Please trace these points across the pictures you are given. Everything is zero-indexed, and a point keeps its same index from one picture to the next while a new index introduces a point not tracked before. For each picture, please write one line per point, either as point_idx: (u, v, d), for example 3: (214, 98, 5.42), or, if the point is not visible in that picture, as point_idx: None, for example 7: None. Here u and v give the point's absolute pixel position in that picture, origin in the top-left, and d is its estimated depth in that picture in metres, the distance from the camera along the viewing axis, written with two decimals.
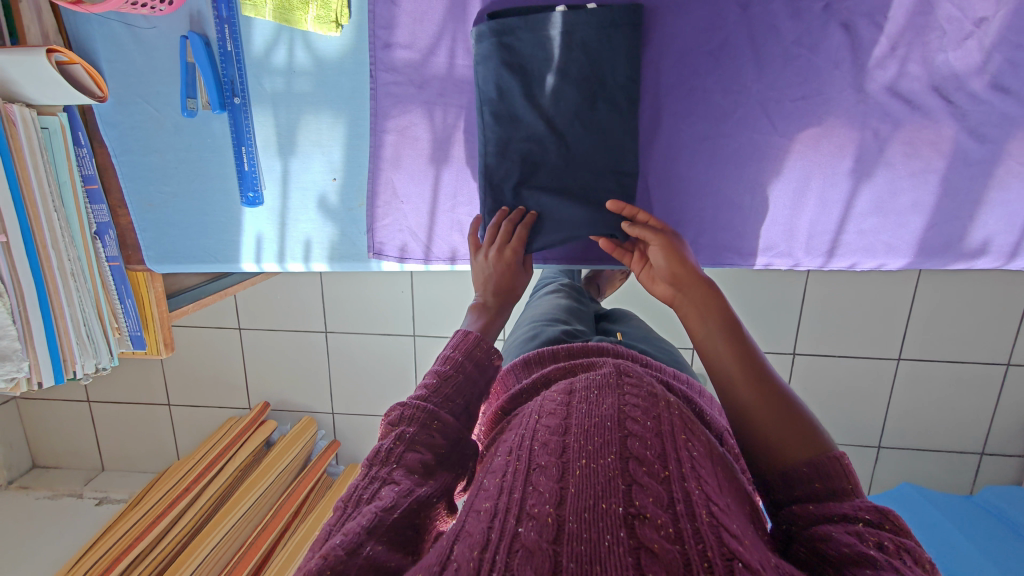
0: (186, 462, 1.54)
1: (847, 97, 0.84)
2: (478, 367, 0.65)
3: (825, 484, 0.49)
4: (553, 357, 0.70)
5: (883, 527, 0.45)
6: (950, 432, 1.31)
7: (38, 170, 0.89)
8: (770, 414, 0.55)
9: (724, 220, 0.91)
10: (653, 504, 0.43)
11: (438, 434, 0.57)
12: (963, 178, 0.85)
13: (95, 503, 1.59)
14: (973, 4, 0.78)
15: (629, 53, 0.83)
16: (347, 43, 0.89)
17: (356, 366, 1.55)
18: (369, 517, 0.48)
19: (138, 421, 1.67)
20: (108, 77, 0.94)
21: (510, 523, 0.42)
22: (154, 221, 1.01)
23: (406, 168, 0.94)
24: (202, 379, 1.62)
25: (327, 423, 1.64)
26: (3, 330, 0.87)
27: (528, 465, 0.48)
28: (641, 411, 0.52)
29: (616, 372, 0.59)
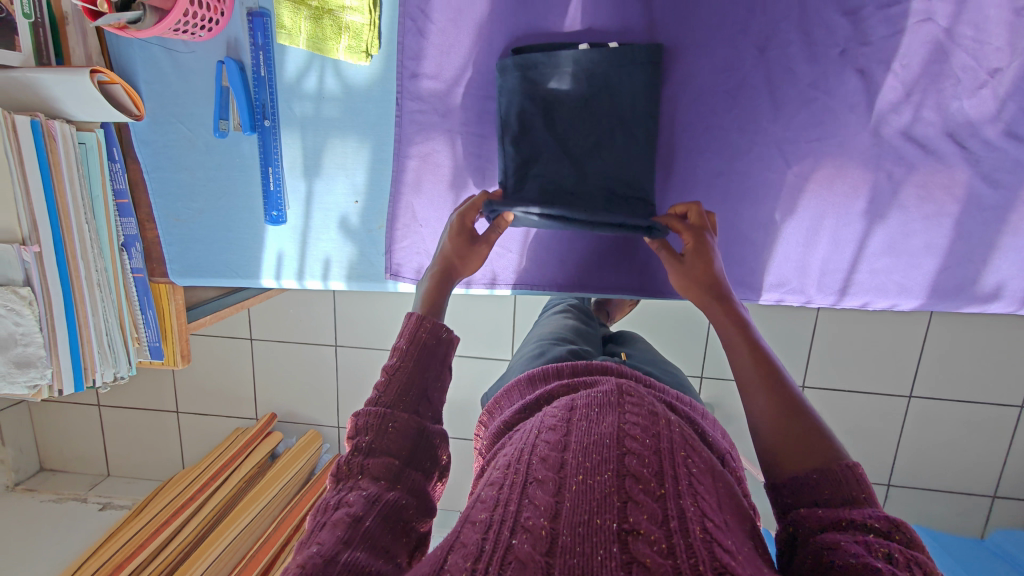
0: (191, 471, 1.56)
1: (861, 140, 0.85)
2: (426, 350, 0.63)
3: (837, 492, 0.48)
4: (559, 373, 0.69)
5: (892, 536, 0.43)
6: (962, 473, 1.29)
7: (73, 183, 0.93)
8: (778, 417, 0.55)
9: (737, 254, 0.92)
10: (648, 521, 0.43)
11: (395, 434, 0.57)
12: (976, 223, 0.86)
13: (99, 508, 1.60)
14: (987, 55, 0.80)
15: (647, 91, 0.85)
16: (376, 72, 0.92)
17: (363, 382, 1.56)
18: (343, 527, 0.49)
19: (146, 428, 1.68)
20: (146, 97, 0.97)
21: (505, 534, 0.43)
22: (180, 235, 1.04)
23: (426, 193, 0.97)
24: (212, 388, 1.63)
25: (332, 437, 1.64)
26: (31, 337, 0.90)
27: (525, 478, 0.49)
28: (641, 429, 0.52)
29: (617, 391, 0.58)
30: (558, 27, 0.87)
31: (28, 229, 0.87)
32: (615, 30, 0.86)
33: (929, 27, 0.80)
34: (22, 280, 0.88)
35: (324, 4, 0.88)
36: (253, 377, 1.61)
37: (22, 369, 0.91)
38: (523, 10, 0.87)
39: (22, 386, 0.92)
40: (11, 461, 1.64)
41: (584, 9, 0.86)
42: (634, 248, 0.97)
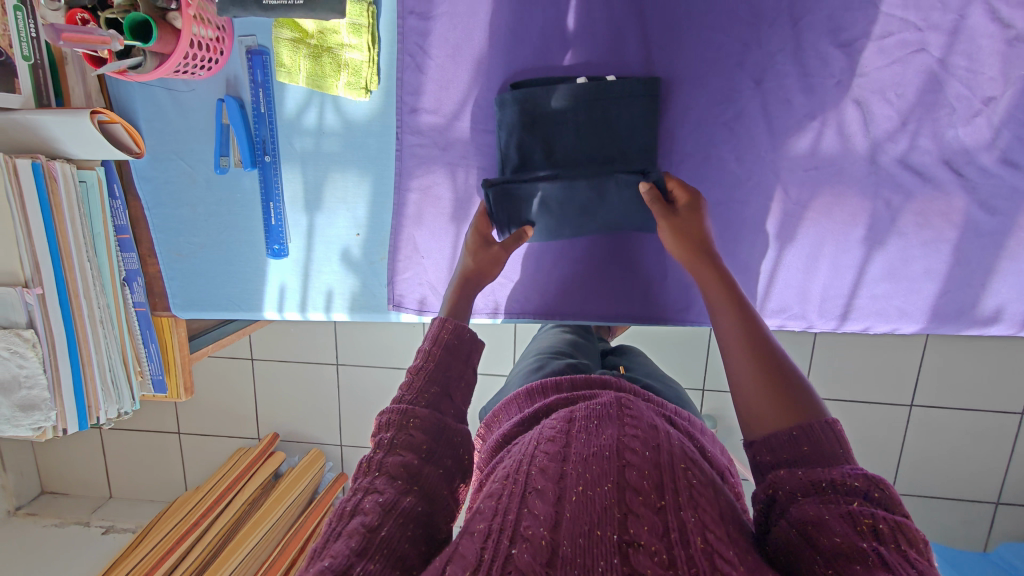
0: (194, 495, 1.55)
1: (859, 168, 0.86)
2: (449, 351, 0.67)
3: (814, 446, 0.51)
4: (558, 388, 0.69)
5: (872, 495, 0.46)
6: (964, 484, 1.29)
7: (75, 223, 0.93)
8: (763, 383, 0.57)
9: (739, 282, 0.92)
10: (648, 533, 0.44)
11: (416, 431, 0.59)
12: (974, 248, 0.87)
13: (102, 532, 1.59)
14: (981, 84, 0.81)
15: (644, 125, 0.86)
16: (376, 107, 0.93)
17: (365, 402, 1.56)
18: (356, 538, 0.49)
19: (148, 450, 1.68)
20: (146, 134, 0.98)
21: (504, 544, 0.44)
22: (182, 270, 1.04)
23: (427, 224, 0.97)
24: (213, 410, 1.63)
25: (334, 455, 1.63)
26: (35, 379, 0.90)
27: (524, 487, 0.49)
28: (640, 442, 0.51)
29: (617, 403, 0.58)
30: (556, 62, 0.88)
31: (31, 271, 0.87)
32: (613, 63, 0.87)
33: (923, 57, 0.81)
34: (26, 323, 0.88)
35: (323, 42, 0.88)
36: (255, 398, 1.61)
37: (27, 412, 0.91)
38: (521, 46, 0.88)
39: (27, 428, 0.93)
40: (12, 487, 1.63)
41: (581, 44, 0.87)
42: (635, 277, 0.97)
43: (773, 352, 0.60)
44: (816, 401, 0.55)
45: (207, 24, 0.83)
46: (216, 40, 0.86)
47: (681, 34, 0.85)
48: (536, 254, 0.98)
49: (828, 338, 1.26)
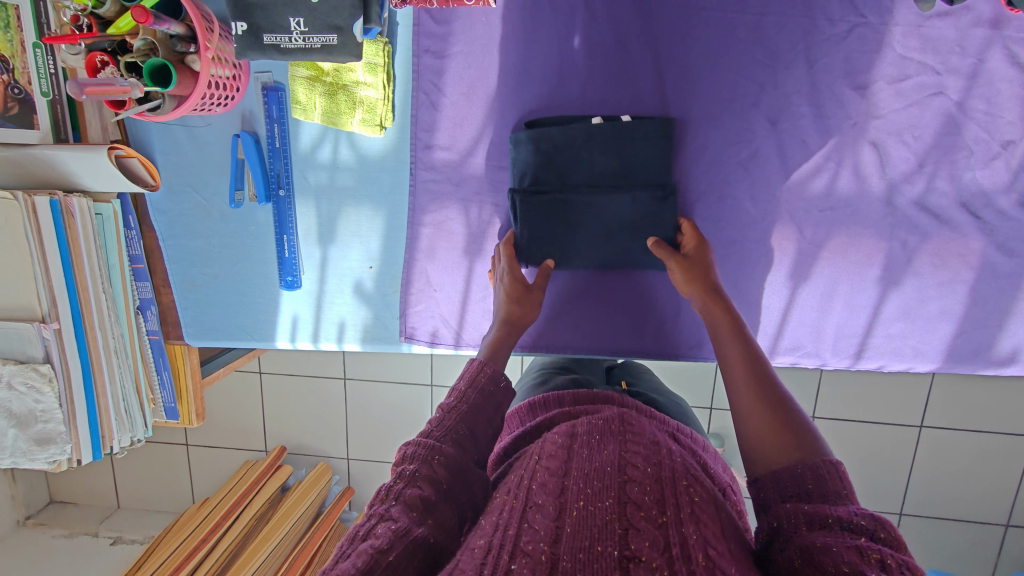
0: (203, 508, 1.55)
1: (875, 209, 0.86)
2: (484, 394, 0.67)
3: (819, 483, 0.51)
4: (561, 401, 0.73)
5: (878, 536, 0.45)
6: (975, 506, 1.27)
7: (91, 256, 0.93)
8: (766, 418, 0.59)
9: (753, 320, 0.92)
10: (649, 548, 0.44)
11: (439, 467, 0.58)
12: (991, 290, 0.86)
13: (111, 544, 1.60)
14: (1000, 128, 0.81)
15: (659, 164, 0.85)
16: (390, 143, 0.93)
17: (371, 417, 1.56)
18: (364, 557, 0.48)
19: (157, 461, 1.69)
20: (162, 167, 0.98)
21: (505, 559, 0.44)
22: (195, 299, 1.04)
23: (439, 259, 0.97)
24: (222, 423, 1.64)
25: (341, 469, 1.64)
26: (51, 414, 0.92)
27: (525, 503, 0.50)
28: (643, 457, 0.53)
29: (619, 419, 0.59)
30: (572, 101, 0.88)
31: (48, 306, 0.89)
32: (628, 102, 0.87)
33: (941, 100, 0.81)
34: (43, 358, 0.90)
35: (338, 79, 0.88)
36: (262, 411, 1.62)
37: (43, 446, 0.93)
38: (536, 84, 0.88)
39: (43, 461, 0.95)
40: (22, 497, 1.63)
41: (596, 84, 0.87)
42: (648, 314, 0.96)
43: (780, 393, 0.62)
44: (820, 444, 0.56)
45: (223, 63, 0.83)
46: (233, 78, 0.86)
47: (697, 75, 0.85)
48: (548, 291, 0.97)
49: (832, 376, 1.25)
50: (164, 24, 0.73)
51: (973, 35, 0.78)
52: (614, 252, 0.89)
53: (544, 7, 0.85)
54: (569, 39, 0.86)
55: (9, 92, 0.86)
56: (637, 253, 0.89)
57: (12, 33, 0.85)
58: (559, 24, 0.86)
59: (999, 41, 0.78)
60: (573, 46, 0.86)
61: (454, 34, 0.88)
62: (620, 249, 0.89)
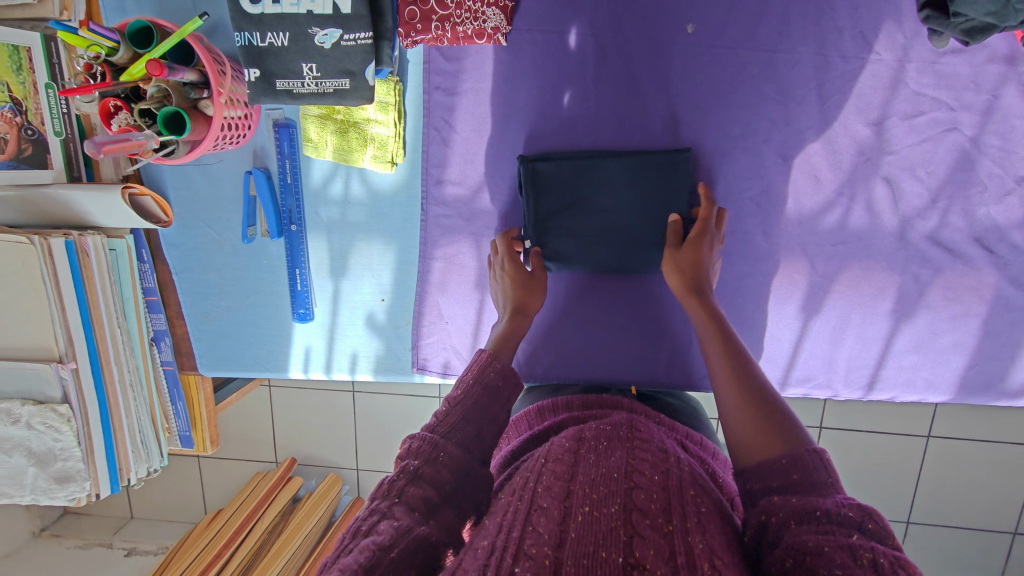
0: (216, 521, 1.56)
1: (888, 244, 0.86)
2: (490, 390, 0.68)
3: (805, 473, 0.52)
4: (569, 406, 0.76)
5: (863, 525, 0.45)
6: (984, 516, 1.27)
7: (106, 293, 0.94)
8: (745, 411, 0.61)
9: (764, 351, 0.92)
10: (654, 557, 0.44)
11: (443, 466, 0.58)
12: (1003, 323, 0.86)
13: (125, 555, 1.59)
14: (1014, 163, 0.80)
15: (675, 188, 0.84)
16: (401, 179, 0.93)
17: (380, 430, 1.57)
18: (367, 554, 0.47)
19: (170, 472, 1.70)
20: (174, 203, 0.99)
21: (507, 561, 0.43)
22: (209, 331, 1.05)
23: (451, 291, 0.97)
24: (234, 436, 1.66)
25: (351, 479, 1.65)
26: (70, 452, 0.93)
27: (530, 505, 0.50)
28: (649, 465, 0.55)
29: (627, 428, 0.62)
30: (583, 139, 0.87)
31: (65, 345, 0.89)
32: (638, 137, 0.86)
33: (954, 136, 0.80)
34: (61, 398, 0.91)
35: (349, 117, 0.89)
36: (273, 424, 1.63)
37: (64, 483, 0.94)
38: (547, 120, 0.88)
39: (64, 498, 0.96)
40: (36, 508, 1.64)
41: (607, 120, 0.86)
42: (661, 346, 0.95)
43: (763, 391, 0.63)
44: (803, 433, 0.57)
45: (235, 104, 0.83)
46: (244, 117, 0.86)
47: (709, 112, 0.84)
48: (559, 323, 0.97)
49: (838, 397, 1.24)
50: (177, 74, 0.73)
51: (988, 72, 0.78)
52: (616, 245, 0.87)
53: (554, 45, 0.85)
54: (580, 76, 0.86)
55: (23, 134, 0.87)
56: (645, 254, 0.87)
57: (24, 74, 0.86)
58: (570, 61, 0.85)
59: (1015, 77, 0.77)
60: (586, 83, 0.86)
61: (465, 71, 0.87)
62: (625, 246, 0.87)
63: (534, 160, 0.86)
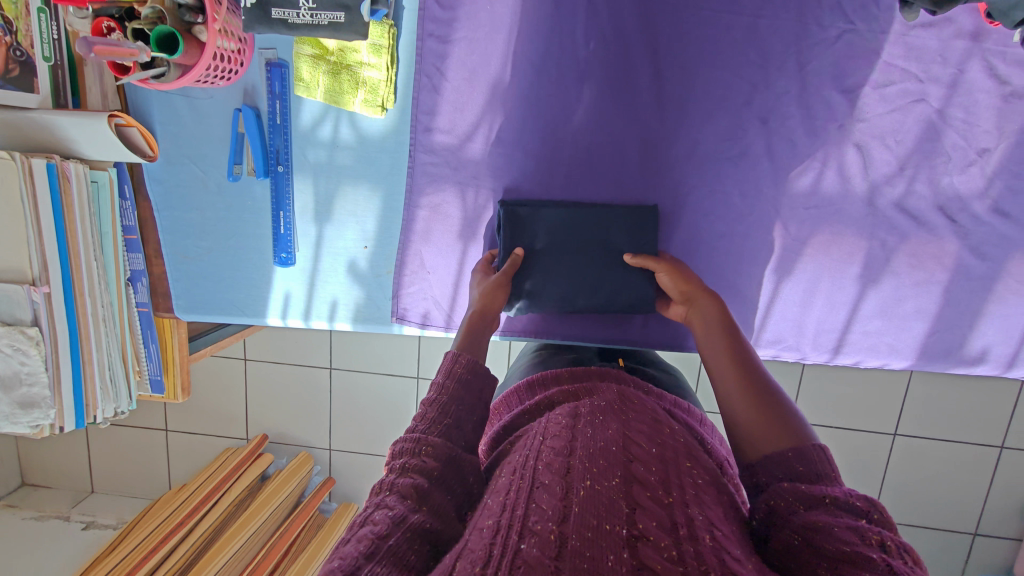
0: (177, 495, 1.52)
1: (858, 209, 0.89)
2: (461, 384, 0.68)
3: (808, 465, 0.54)
4: (558, 379, 0.77)
5: (872, 515, 0.48)
6: (947, 506, 1.30)
7: (84, 222, 0.94)
8: (748, 401, 0.63)
9: (737, 312, 0.95)
10: (657, 527, 0.46)
11: (428, 457, 0.58)
12: (963, 291, 0.90)
13: (82, 527, 1.56)
14: (977, 135, 0.84)
15: (645, 240, 0.90)
16: (390, 124, 0.94)
17: (357, 409, 1.56)
18: (365, 542, 0.48)
19: (133, 445, 1.66)
20: (161, 138, 0.99)
21: (513, 539, 0.44)
22: (187, 272, 1.05)
23: (434, 241, 0.99)
24: (204, 411, 1.62)
25: (323, 459, 1.63)
26: (36, 377, 0.91)
27: (532, 482, 0.50)
28: (645, 438, 0.56)
29: (620, 400, 0.64)
30: (570, 95, 0.90)
31: (39, 270, 0.88)
32: (624, 95, 0.89)
33: (922, 106, 0.84)
34: (31, 321, 0.89)
35: (342, 59, 0.90)
36: (246, 397, 1.61)
37: (27, 410, 0.92)
38: (536, 74, 0.90)
39: (25, 426, 0.93)
40: None
41: (594, 77, 0.89)
42: None
43: (769, 388, 0.64)
44: (805, 429, 0.59)
45: (229, 35, 0.84)
46: (237, 52, 0.88)
47: (692, 72, 0.88)
48: None
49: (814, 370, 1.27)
50: None
51: (953, 47, 0.82)
52: (579, 292, 0.92)
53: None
54: (570, 30, 0.88)
55: (12, 55, 0.86)
56: (608, 301, 0.92)
57: None
58: (561, 16, 0.88)
59: (979, 53, 0.82)
60: (576, 37, 0.88)
61: (458, 20, 0.90)
62: (592, 294, 0.92)
63: (515, 204, 0.91)
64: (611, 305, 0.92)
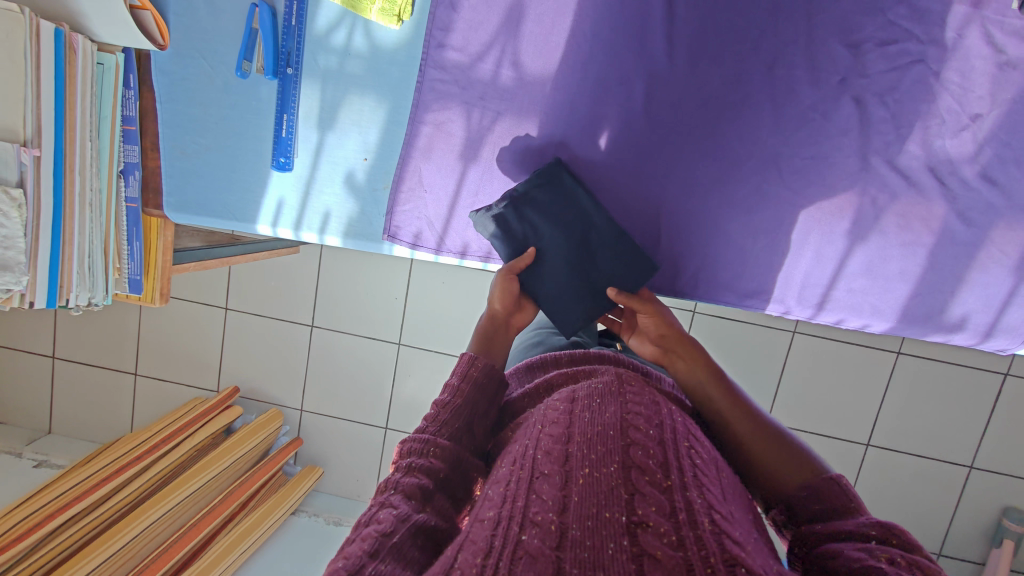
0: (134, 436, 1.42)
1: (851, 164, 0.91)
2: (476, 389, 0.68)
3: (827, 503, 0.53)
4: (559, 362, 0.75)
5: (889, 541, 0.47)
6: (922, 503, 1.28)
7: (84, 100, 0.92)
8: (762, 440, 0.61)
9: (725, 258, 0.97)
10: (656, 513, 0.43)
11: (435, 458, 0.58)
12: (948, 255, 0.92)
13: (33, 465, 1.52)
14: (970, 101, 0.87)
15: (619, 279, 0.90)
16: (405, 37, 0.95)
17: (335, 368, 1.50)
18: (370, 540, 0.47)
19: (97, 385, 1.61)
20: (173, 29, 0.98)
21: (513, 530, 0.42)
22: (182, 168, 1.04)
23: (435, 159, 1.00)
24: (174, 356, 1.57)
25: (293, 420, 1.56)
26: (13, 241, 0.87)
27: (531, 472, 0.48)
28: (644, 419, 0.52)
29: (617, 380, 0.60)
30: (584, 24, 0.92)
31: (32, 132, 0.86)
32: (636, 30, 0.91)
33: (920, 67, 0.87)
34: (16, 182, 0.86)
35: None
36: (221, 346, 1.55)
37: None
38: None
39: None
40: None
41: (609, 10, 0.91)
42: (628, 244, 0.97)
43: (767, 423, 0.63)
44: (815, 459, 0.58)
45: None
46: None
47: (703, 12, 0.89)
48: None
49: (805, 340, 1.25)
50: None
51: (954, 11, 0.85)
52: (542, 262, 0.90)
53: None
54: None
55: None
56: (555, 298, 0.89)
57: None
58: None
59: (978, 20, 0.85)
60: None
61: None
62: (549, 277, 0.89)
63: (565, 167, 0.93)
64: (549, 301, 0.89)
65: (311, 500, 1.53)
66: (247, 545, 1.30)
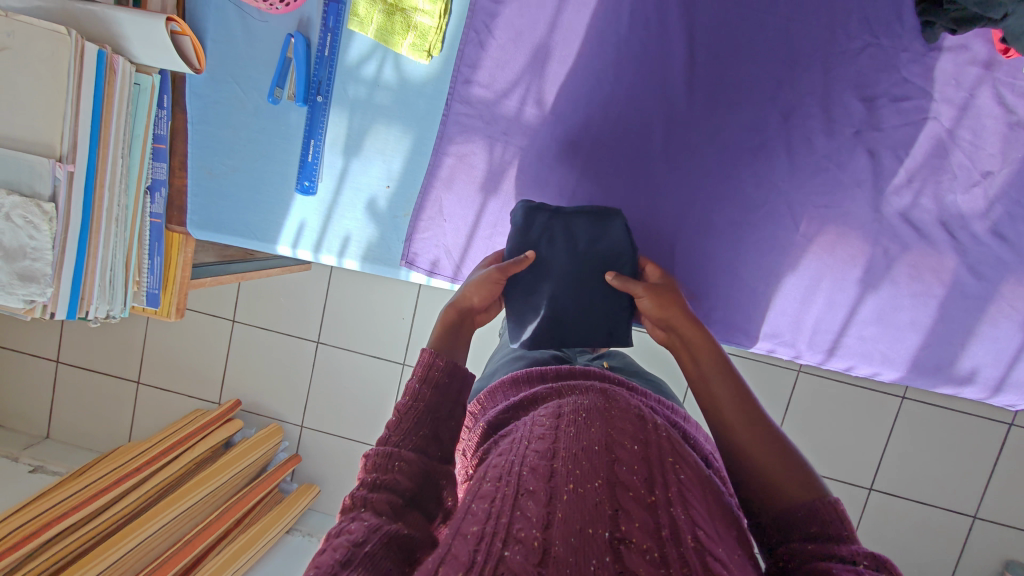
0: (134, 447, 1.41)
1: (864, 214, 0.93)
2: (438, 392, 0.62)
3: (822, 527, 0.50)
4: (544, 376, 0.69)
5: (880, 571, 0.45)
6: (924, 549, 1.27)
7: (120, 119, 0.95)
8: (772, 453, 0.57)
9: (738, 299, 0.98)
10: (640, 530, 0.42)
11: (400, 474, 0.54)
12: (958, 307, 0.93)
13: (29, 470, 1.48)
14: (982, 158, 0.90)
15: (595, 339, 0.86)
16: (433, 72, 0.99)
17: (339, 386, 1.50)
18: (341, 550, 0.46)
19: (102, 394, 1.61)
20: (209, 54, 1.02)
21: (497, 545, 0.41)
22: (208, 187, 1.06)
23: (456, 189, 1.02)
24: (182, 369, 1.58)
25: (293, 436, 1.55)
26: (41, 253, 0.88)
27: (516, 489, 0.45)
28: (629, 434, 0.50)
29: (605, 398, 0.56)
30: (608, 68, 0.95)
31: (68, 147, 0.88)
32: (658, 77, 0.94)
33: (933, 124, 0.90)
34: (49, 196, 0.88)
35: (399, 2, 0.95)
36: (227, 360, 1.56)
37: (24, 282, 0.89)
38: (578, 44, 0.95)
39: (19, 300, 0.91)
40: None
41: (632, 56, 0.94)
42: None
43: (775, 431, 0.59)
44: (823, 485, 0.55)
45: None
46: None
47: (723, 62, 0.92)
48: None
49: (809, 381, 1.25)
50: None
51: (967, 72, 0.88)
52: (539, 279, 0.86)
53: None
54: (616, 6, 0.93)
55: None
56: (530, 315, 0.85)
57: None
58: None
59: (990, 81, 0.88)
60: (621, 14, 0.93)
61: None
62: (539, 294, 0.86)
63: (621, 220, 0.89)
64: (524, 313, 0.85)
65: (306, 519, 1.51)
66: (241, 563, 1.28)
